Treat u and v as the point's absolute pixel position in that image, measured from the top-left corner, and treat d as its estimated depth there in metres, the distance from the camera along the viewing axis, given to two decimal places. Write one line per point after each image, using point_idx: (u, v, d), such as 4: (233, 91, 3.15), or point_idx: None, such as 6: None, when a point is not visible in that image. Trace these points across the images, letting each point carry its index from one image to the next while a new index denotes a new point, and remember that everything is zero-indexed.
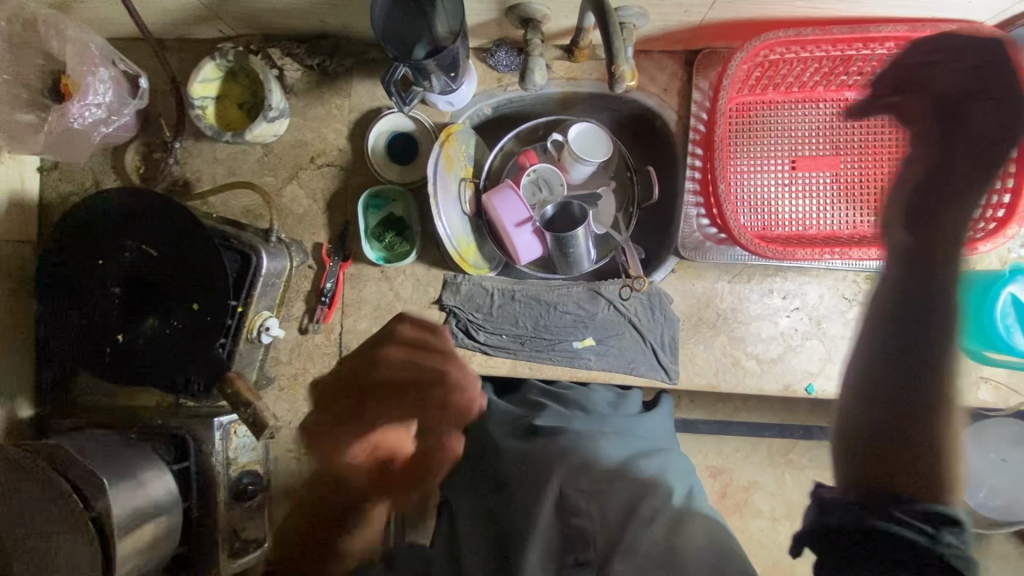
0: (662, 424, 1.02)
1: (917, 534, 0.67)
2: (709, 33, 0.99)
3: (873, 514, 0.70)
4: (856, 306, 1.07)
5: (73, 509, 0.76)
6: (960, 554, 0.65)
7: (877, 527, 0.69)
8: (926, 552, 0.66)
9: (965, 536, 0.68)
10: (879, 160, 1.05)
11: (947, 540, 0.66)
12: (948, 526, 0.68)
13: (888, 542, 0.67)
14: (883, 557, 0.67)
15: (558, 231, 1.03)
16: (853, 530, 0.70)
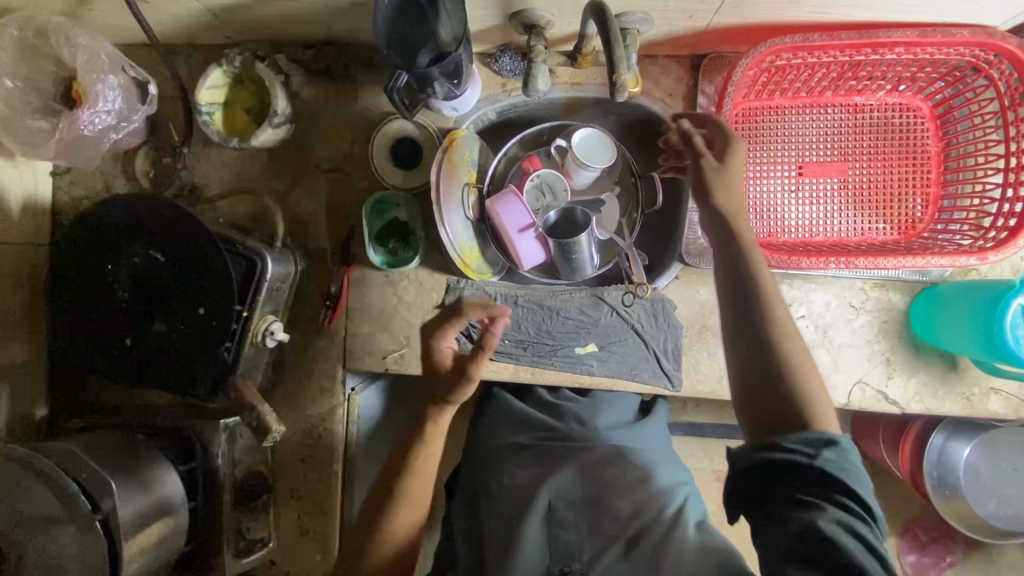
0: (656, 433, 1.08)
1: (797, 459, 0.67)
2: (714, 38, 0.98)
3: (759, 450, 0.70)
4: (863, 314, 1.05)
5: (80, 509, 0.78)
6: (840, 468, 0.66)
7: (765, 462, 0.69)
8: (809, 475, 0.66)
9: (841, 448, 0.68)
10: (888, 166, 1.03)
11: (825, 458, 0.67)
12: (825, 445, 0.68)
13: (778, 476, 0.67)
14: (779, 492, 0.67)
15: (560, 237, 1.03)
16: (747, 472, 0.70)
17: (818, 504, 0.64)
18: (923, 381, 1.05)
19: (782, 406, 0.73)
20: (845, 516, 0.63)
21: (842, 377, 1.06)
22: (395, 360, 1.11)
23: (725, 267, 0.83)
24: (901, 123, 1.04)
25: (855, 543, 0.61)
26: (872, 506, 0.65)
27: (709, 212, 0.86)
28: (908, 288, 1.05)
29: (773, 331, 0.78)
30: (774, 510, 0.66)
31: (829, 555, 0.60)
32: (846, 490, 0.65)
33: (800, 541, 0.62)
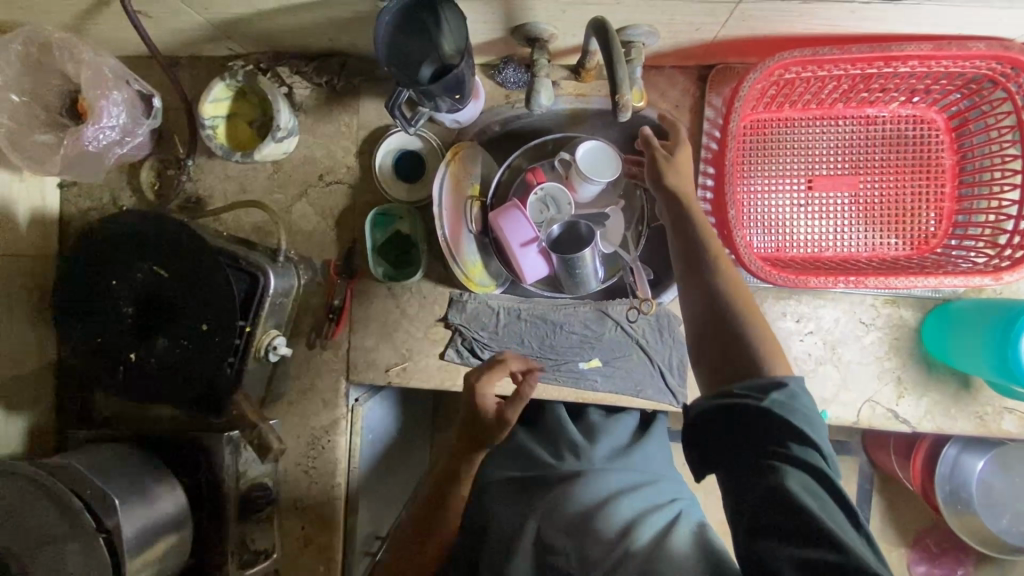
0: (655, 453, 1.06)
1: (747, 405, 0.67)
2: (721, 50, 0.97)
3: (718, 398, 0.70)
4: (874, 331, 1.03)
5: (85, 526, 0.79)
6: (790, 410, 0.66)
7: (718, 411, 0.69)
8: (760, 422, 0.66)
9: (790, 389, 0.69)
10: (901, 180, 1.01)
11: (774, 401, 0.67)
12: (774, 388, 0.69)
13: (733, 425, 0.68)
14: (739, 438, 0.67)
15: (563, 251, 1.01)
16: (703, 421, 0.71)
17: (771, 452, 0.65)
18: (934, 400, 1.03)
19: (737, 352, 0.76)
20: (797, 460, 0.64)
21: (851, 395, 1.04)
22: (399, 373, 1.11)
23: (682, 243, 0.86)
24: (915, 135, 1.01)
25: (808, 486, 0.63)
26: (822, 442, 0.66)
27: (664, 193, 0.90)
28: (920, 304, 1.03)
29: (726, 287, 0.81)
30: (732, 458, 0.68)
31: (785, 504, 0.62)
32: (797, 433, 0.65)
33: (757, 490, 0.64)
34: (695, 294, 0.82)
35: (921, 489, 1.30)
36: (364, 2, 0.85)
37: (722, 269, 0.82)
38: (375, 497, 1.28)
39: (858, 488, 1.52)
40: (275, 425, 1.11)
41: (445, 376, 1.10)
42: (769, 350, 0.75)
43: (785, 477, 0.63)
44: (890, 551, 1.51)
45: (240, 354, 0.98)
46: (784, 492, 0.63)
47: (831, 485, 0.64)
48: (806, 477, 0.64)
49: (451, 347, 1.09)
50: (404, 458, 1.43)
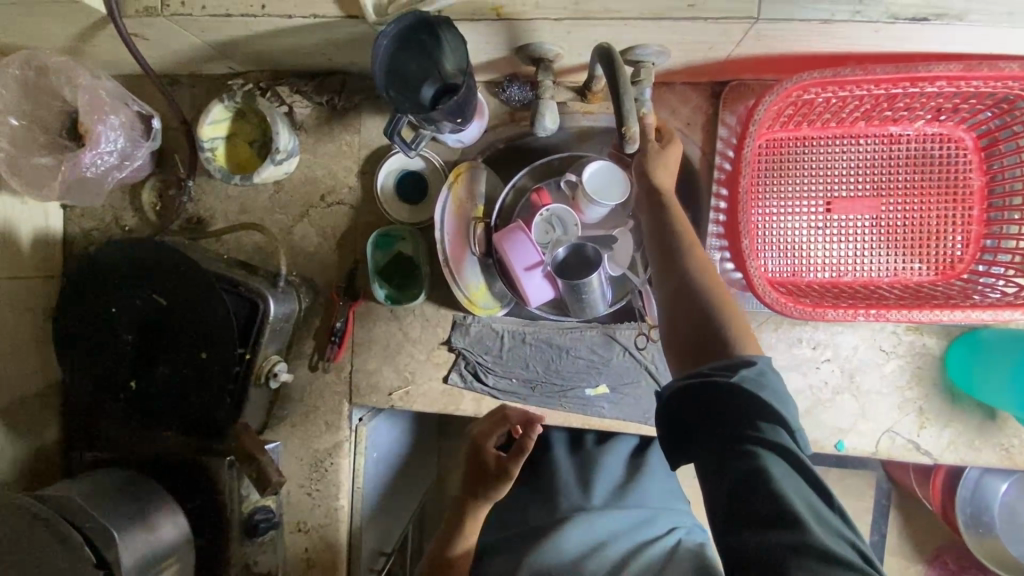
0: (657, 484, 1.09)
1: (718, 382, 0.65)
2: (735, 68, 0.92)
3: (689, 378, 0.68)
4: (895, 359, 0.99)
5: (85, 560, 0.77)
6: (760, 386, 0.64)
7: (690, 390, 0.66)
8: (731, 401, 0.64)
9: (760, 366, 0.66)
10: (926, 202, 0.96)
11: (743, 376, 0.64)
12: (744, 366, 0.66)
13: (705, 405, 0.65)
14: (711, 421, 0.65)
15: (570, 276, 0.96)
16: (675, 402, 0.68)
17: (742, 433, 0.63)
18: (958, 431, 0.99)
19: (708, 332, 0.73)
20: (768, 440, 0.62)
21: (869, 425, 1.00)
22: (402, 397, 1.09)
23: (656, 229, 0.85)
24: (940, 155, 0.96)
25: (780, 467, 0.60)
26: (792, 421, 0.64)
27: (644, 183, 0.88)
28: (945, 332, 0.98)
29: (699, 273, 0.79)
30: (704, 442, 0.65)
31: (756, 486, 0.59)
32: (768, 411, 0.63)
33: (730, 474, 0.61)
34: (669, 280, 0.80)
35: (940, 510, 1.25)
36: (362, 25, 0.82)
37: (695, 254, 0.81)
38: (379, 516, 1.26)
39: (875, 505, 1.47)
40: (272, 449, 1.06)
41: (449, 400, 1.08)
42: (741, 332, 0.73)
43: (756, 458, 0.61)
44: (907, 570, 1.47)
45: (242, 378, 0.95)
46: (756, 474, 0.60)
47: (804, 466, 0.61)
48: (779, 458, 0.61)
49: (455, 371, 1.07)
50: (408, 475, 1.41)
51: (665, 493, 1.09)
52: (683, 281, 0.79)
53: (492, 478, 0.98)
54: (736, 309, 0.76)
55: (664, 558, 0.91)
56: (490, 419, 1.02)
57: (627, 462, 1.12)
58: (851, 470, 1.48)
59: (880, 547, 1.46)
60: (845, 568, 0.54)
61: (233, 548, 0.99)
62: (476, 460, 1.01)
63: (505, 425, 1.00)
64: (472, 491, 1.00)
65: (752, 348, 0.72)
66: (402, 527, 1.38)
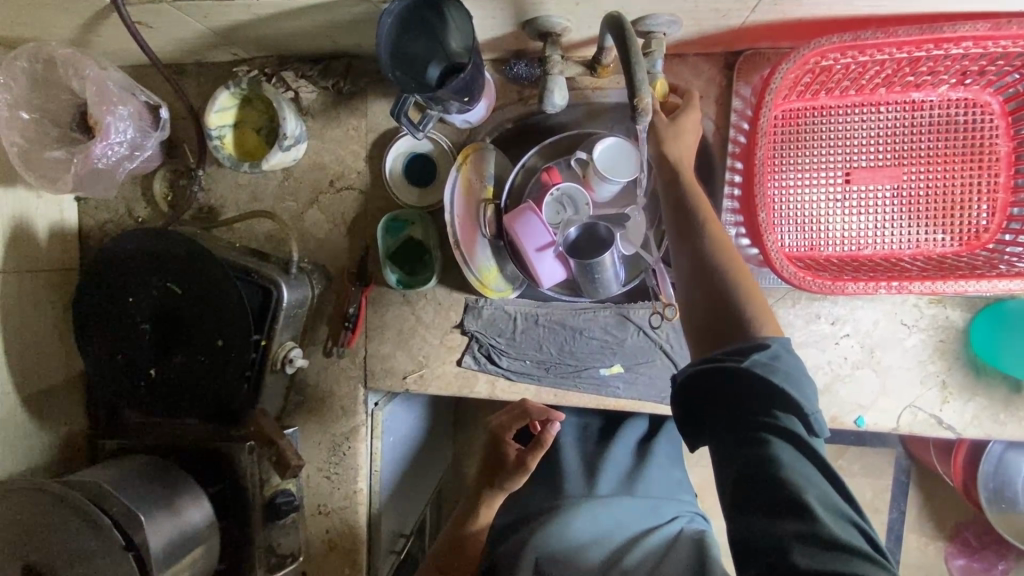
0: (664, 474, 1.10)
1: (729, 368, 0.63)
2: (749, 36, 0.90)
3: (702, 362, 0.66)
4: (917, 333, 0.97)
5: (114, 543, 0.79)
6: (773, 372, 0.61)
7: (701, 376, 0.65)
8: (741, 387, 0.62)
9: (775, 350, 0.64)
10: (950, 169, 0.93)
11: (755, 361, 0.62)
12: (757, 350, 0.64)
13: (716, 391, 0.64)
14: (724, 408, 0.64)
15: (582, 256, 0.94)
16: (687, 386, 0.67)
17: (752, 418, 0.62)
18: (982, 405, 0.97)
19: (723, 313, 0.71)
20: (781, 427, 0.60)
21: (890, 401, 0.98)
22: (416, 380, 1.09)
23: (674, 206, 0.82)
24: (965, 121, 0.93)
25: (792, 455, 0.59)
26: (808, 407, 0.61)
27: (659, 161, 0.86)
28: (969, 304, 0.96)
29: (716, 252, 0.76)
30: (715, 427, 0.65)
31: (764, 475, 0.59)
32: (780, 398, 0.61)
33: (738, 462, 0.61)
34: (685, 259, 0.78)
35: (961, 486, 1.24)
36: (364, 4, 0.81)
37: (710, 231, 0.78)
38: (398, 499, 1.27)
39: (894, 483, 1.46)
40: (290, 433, 1.08)
41: (463, 383, 1.08)
42: (759, 311, 0.71)
43: (766, 446, 0.60)
44: (927, 547, 1.46)
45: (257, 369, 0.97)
46: (765, 462, 0.59)
47: (815, 453, 0.60)
48: (789, 445, 0.60)
49: (468, 354, 1.07)
50: (425, 458, 1.42)
51: (675, 488, 1.08)
52: (699, 259, 0.76)
53: (510, 470, 1.02)
54: (753, 284, 0.73)
55: (668, 547, 0.90)
56: (508, 412, 1.07)
57: (633, 452, 1.12)
58: (870, 448, 1.46)
59: (898, 524, 1.46)
60: (849, 556, 0.54)
61: (258, 530, 1.01)
62: (497, 451, 1.05)
63: (524, 419, 1.05)
64: (488, 481, 1.04)
65: (770, 327, 0.69)
66: (420, 509, 1.40)
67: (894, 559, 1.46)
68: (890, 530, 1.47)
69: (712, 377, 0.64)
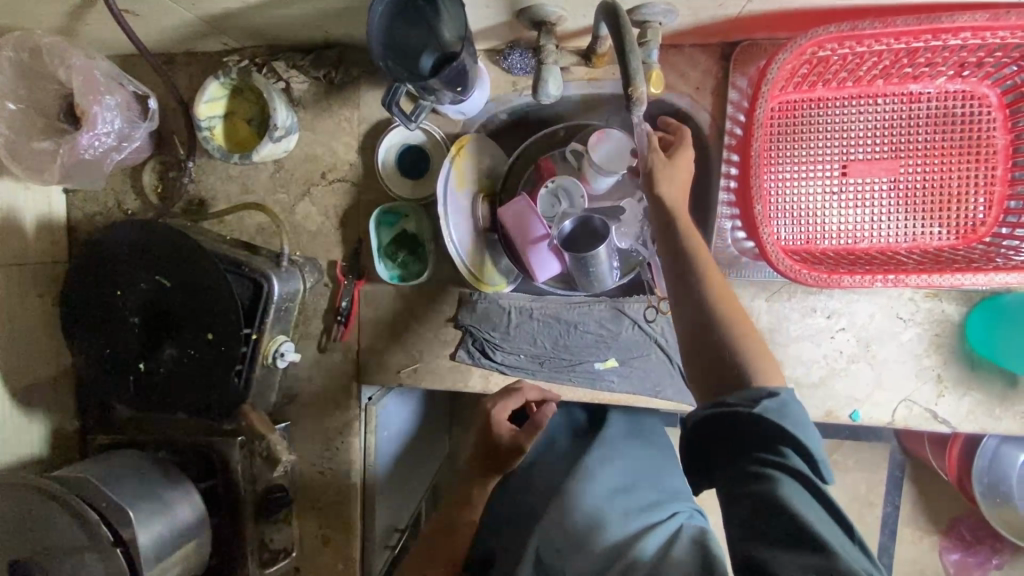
0: (656, 471, 1.05)
1: (741, 412, 0.63)
2: (746, 26, 0.89)
3: (712, 406, 0.66)
4: (913, 327, 0.96)
5: (102, 538, 0.79)
6: (783, 416, 0.62)
7: (710, 420, 0.65)
8: (754, 431, 0.62)
9: (784, 397, 0.65)
10: (947, 162, 0.92)
11: (765, 408, 0.62)
12: (767, 397, 0.64)
13: (724, 435, 0.64)
14: (736, 452, 0.63)
15: (577, 250, 0.93)
16: (694, 430, 0.67)
17: (761, 460, 0.61)
18: (977, 399, 0.96)
19: (724, 361, 0.71)
20: (791, 470, 0.60)
21: (885, 395, 0.98)
22: (410, 374, 1.08)
23: (668, 247, 0.81)
24: (963, 113, 0.92)
25: (803, 496, 0.59)
26: (817, 453, 0.62)
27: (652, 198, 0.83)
28: (965, 298, 0.95)
29: (713, 296, 0.76)
30: (724, 469, 0.64)
31: (776, 513, 0.57)
32: (791, 442, 0.61)
33: (749, 501, 0.60)
34: (683, 304, 0.77)
35: (956, 481, 1.23)
36: None
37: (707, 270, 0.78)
38: (393, 493, 1.26)
39: (888, 477, 1.46)
40: (282, 428, 1.07)
41: (457, 377, 1.08)
42: (757, 357, 0.72)
43: (777, 486, 0.59)
44: (922, 542, 1.46)
45: (249, 361, 0.96)
46: (776, 500, 0.58)
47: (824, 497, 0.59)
48: (799, 486, 0.59)
49: (463, 348, 1.06)
50: (420, 452, 1.41)
51: (668, 487, 1.02)
52: (698, 303, 0.76)
53: (506, 453, 1.01)
54: (752, 331, 0.74)
55: (669, 543, 0.82)
56: (503, 394, 1.03)
57: (620, 449, 1.07)
58: (864, 443, 1.46)
59: (893, 519, 1.46)
60: None
61: (251, 526, 1.01)
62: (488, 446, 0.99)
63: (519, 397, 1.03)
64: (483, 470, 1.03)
65: (772, 382, 0.70)
66: (415, 504, 1.40)
67: (888, 553, 1.47)
68: (885, 525, 1.47)
69: (723, 420, 0.64)
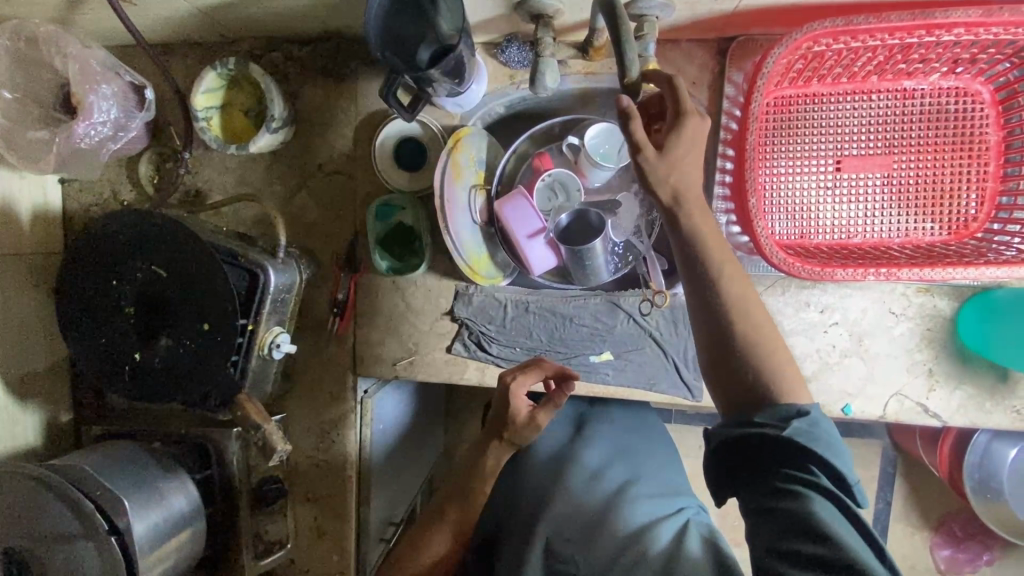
0: (656, 461, 1.07)
1: (770, 434, 0.63)
2: (743, 20, 0.89)
3: (740, 425, 0.66)
4: (905, 322, 0.97)
5: (96, 527, 0.78)
6: (812, 439, 0.63)
7: (738, 439, 0.65)
8: (783, 453, 0.63)
9: (814, 418, 0.65)
10: (939, 159, 0.93)
11: (795, 430, 0.63)
12: (795, 416, 0.65)
13: (752, 454, 0.65)
14: (764, 471, 0.64)
15: (572, 243, 0.96)
16: (720, 449, 0.67)
17: (791, 479, 0.62)
18: (968, 394, 0.97)
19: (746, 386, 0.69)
20: (819, 488, 0.61)
21: (878, 389, 0.99)
22: (406, 367, 1.09)
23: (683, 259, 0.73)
24: (956, 110, 0.93)
25: (832, 514, 0.59)
26: (849, 476, 0.62)
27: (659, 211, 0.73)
28: (956, 293, 0.96)
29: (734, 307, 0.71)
30: (751, 486, 0.65)
31: (809, 533, 0.58)
32: (821, 463, 0.62)
33: (777, 516, 0.61)
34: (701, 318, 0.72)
35: (947, 477, 1.24)
36: None
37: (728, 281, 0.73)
38: (389, 486, 1.27)
39: (880, 473, 1.47)
40: (277, 420, 1.08)
41: (453, 370, 1.08)
42: (785, 373, 0.69)
43: (808, 506, 0.59)
44: (913, 538, 1.48)
45: (244, 352, 0.97)
46: (804, 517, 0.59)
47: (855, 513, 0.60)
48: (829, 505, 0.60)
49: (459, 341, 1.07)
50: (416, 445, 1.42)
51: (671, 476, 1.05)
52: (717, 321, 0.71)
53: (522, 431, 0.92)
54: (781, 345, 0.71)
55: (677, 538, 0.82)
56: (522, 367, 0.94)
57: (617, 441, 1.10)
58: (857, 439, 1.47)
59: (884, 515, 1.48)
60: None
61: (246, 517, 1.03)
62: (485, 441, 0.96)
63: (540, 370, 0.92)
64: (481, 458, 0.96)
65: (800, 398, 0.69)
66: (410, 498, 1.40)
67: None
68: (877, 520, 1.48)
69: (751, 440, 0.65)
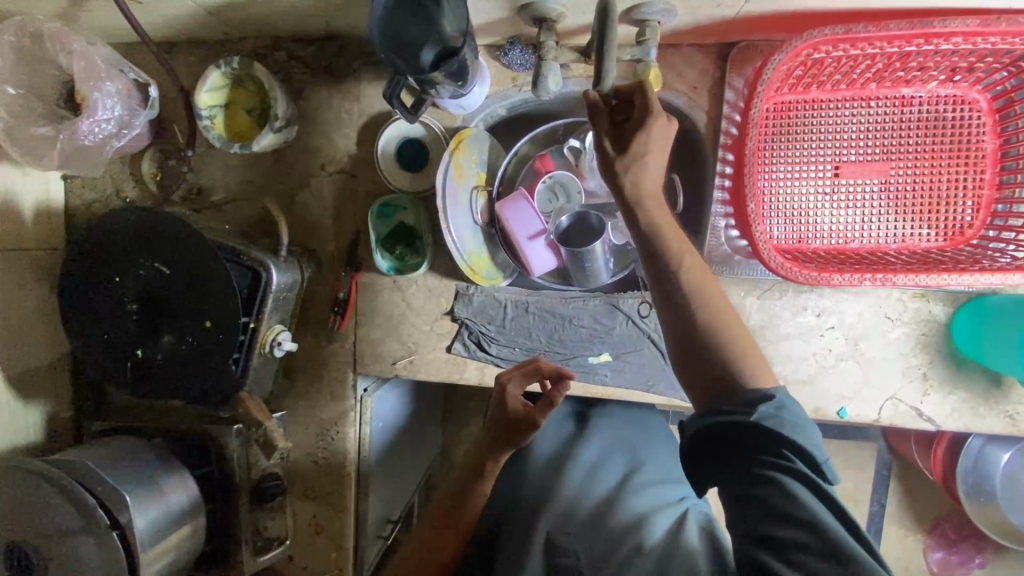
0: (656, 457, 1.08)
1: (738, 422, 0.63)
2: (744, 27, 0.90)
3: (708, 415, 0.66)
4: (900, 327, 0.98)
5: (98, 522, 0.79)
6: (780, 423, 0.63)
7: (708, 430, 0.65)
8: (754, 440, 0.63)
9: (778, 400, 0.64)
10: (936, 166, 0.94)
11: (762, 415, 0.63)
12: (763, 401, 0.64)
13: (723, 443, 0.65)
14: (738, 459, 0.64)
15: (571, 244, 0.97)
16: (692, 439, 0.67)
17: (765, 465, 0.63)
18: (962, 398, 0.99)
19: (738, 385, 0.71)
20: (793, 472, 0.61)
21: (874, 392, 1.00)
22: (406, 366, 1.09)
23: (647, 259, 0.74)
24: (953, 117, 0.94)
25: (808, 496, 0.60)
26: (818, 453, 0.63)
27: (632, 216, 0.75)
28: (951, 299, 0.97)
29: (704, 312, 0.71)
30: (726, 475, 0.65)
31: (785, 518, 0.59)
32: (793, 447, 0.62)
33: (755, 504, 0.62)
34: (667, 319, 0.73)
35: (940, 480, 1.26)
36: None
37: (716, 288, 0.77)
38: (387, 483, 1.28)
39: (876, 475, 1.49)
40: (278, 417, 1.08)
41: (452, 369, 1.09)
42: (759, 367, 0.70)
43: (785, 491, 0.60)
44: (908, 540, 1.49)
45: (246, 350, 0.97)
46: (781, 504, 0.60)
47: (831, 493, 0.61)
48: (804, 487, 0.61)
49: (458, 341, 1.07)
50: (415, 444, 1.43)
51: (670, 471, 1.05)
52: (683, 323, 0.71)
53: (519, 428, 0.91)
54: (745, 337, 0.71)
55: (675, 534, 0.83)
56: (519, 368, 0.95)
57: (616, 437, 1.10)
58: (853, 442, 1.49)
59: (879, 517, 1.49)
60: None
61: (245, 513, 1.02)
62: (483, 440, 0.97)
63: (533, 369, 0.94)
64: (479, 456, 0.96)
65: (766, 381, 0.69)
66: (408, 495, 1.42)
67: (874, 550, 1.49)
68: (871, 522, 1.49)
69: (721, 429, 0.65)
